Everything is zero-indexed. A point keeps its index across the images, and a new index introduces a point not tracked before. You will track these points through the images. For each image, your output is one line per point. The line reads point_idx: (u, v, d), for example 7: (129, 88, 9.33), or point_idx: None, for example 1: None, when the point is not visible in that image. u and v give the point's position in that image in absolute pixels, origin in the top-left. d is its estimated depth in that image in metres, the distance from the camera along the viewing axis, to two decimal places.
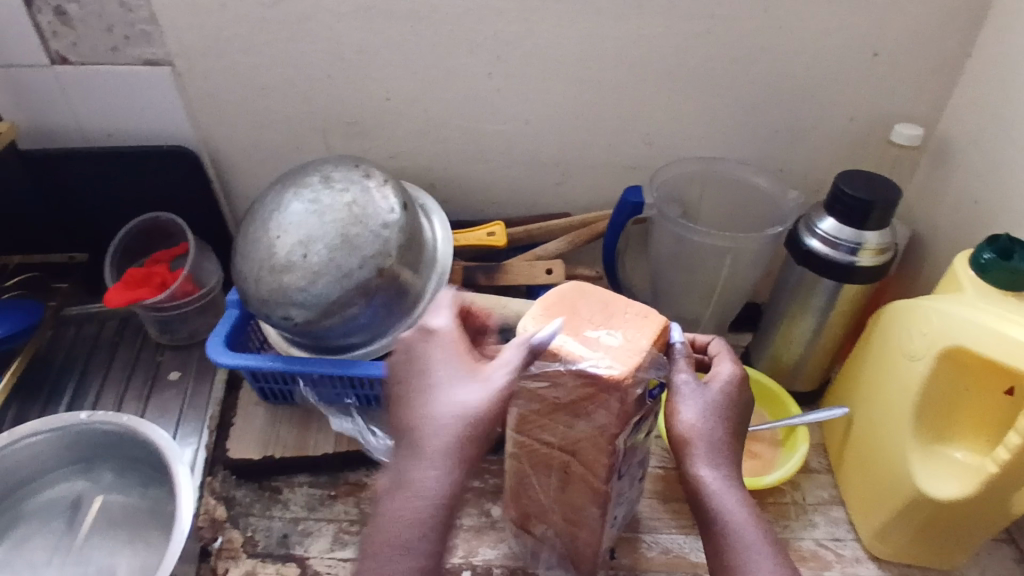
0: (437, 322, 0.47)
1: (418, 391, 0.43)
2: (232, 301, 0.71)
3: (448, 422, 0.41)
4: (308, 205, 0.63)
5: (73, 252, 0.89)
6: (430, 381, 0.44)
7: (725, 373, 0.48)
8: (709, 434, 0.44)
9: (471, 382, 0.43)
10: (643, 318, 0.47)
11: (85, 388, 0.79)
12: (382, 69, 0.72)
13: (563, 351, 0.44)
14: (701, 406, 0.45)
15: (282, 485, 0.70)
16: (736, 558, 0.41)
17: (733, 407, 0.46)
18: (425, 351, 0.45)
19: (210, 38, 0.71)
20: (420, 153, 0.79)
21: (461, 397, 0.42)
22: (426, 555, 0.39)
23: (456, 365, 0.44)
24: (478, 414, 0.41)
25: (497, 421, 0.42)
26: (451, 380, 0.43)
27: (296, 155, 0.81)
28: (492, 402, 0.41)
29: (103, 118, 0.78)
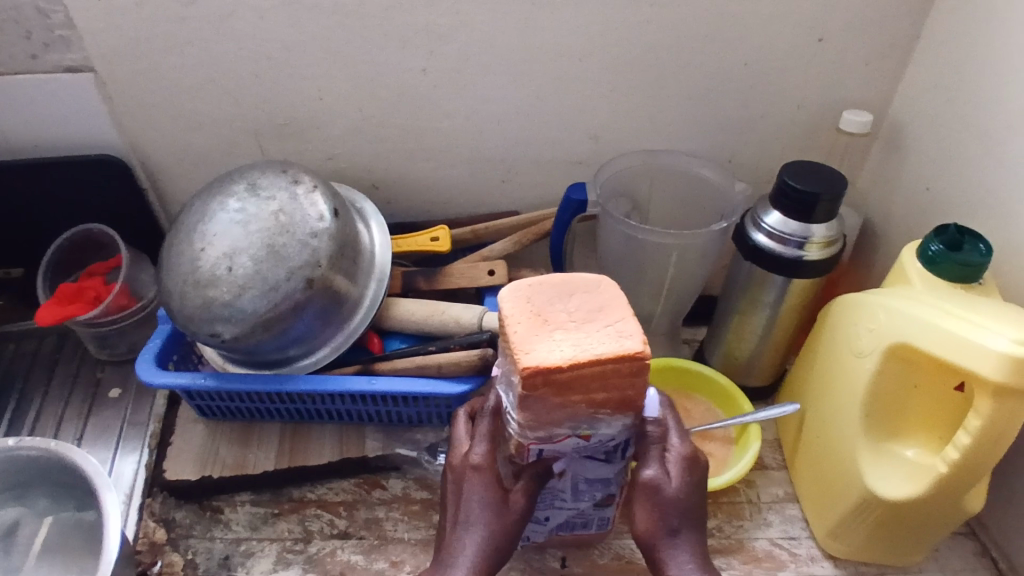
0: (478, 454, 0.50)
1: (458, 515, 0.50)
2: (163, 316, 0.69)
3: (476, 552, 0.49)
4: (233, 215, 0.61)
5: (9, 268, 0.85)
6: (466, 513, 0.50)
7: (675, 448, 0.50)
8: (669, 533, 0.49)
9: (496, 517, 0.49)
10: (616, 337, 0.41)
11: (23, 408, 0.77)
12: (312, 66, 0.69)
13: (509, 322, 0.43)
14: (659, 505, 0.49)
15: (223, 504, 0.68)
16: None
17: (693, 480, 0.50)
18: (468, 481, 0.50)
19: (130, 40, 0.67)
20: (358, 153, 0.76)
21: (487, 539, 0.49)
22: None
23: (488, 499, 0.49)
24: (496, 543, 0.49)
25: (505, 544, 0.49)
26: (482, 514, 0.49)
27: (230, 159, 0.78)
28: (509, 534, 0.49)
29: (27, 127, 0.75)
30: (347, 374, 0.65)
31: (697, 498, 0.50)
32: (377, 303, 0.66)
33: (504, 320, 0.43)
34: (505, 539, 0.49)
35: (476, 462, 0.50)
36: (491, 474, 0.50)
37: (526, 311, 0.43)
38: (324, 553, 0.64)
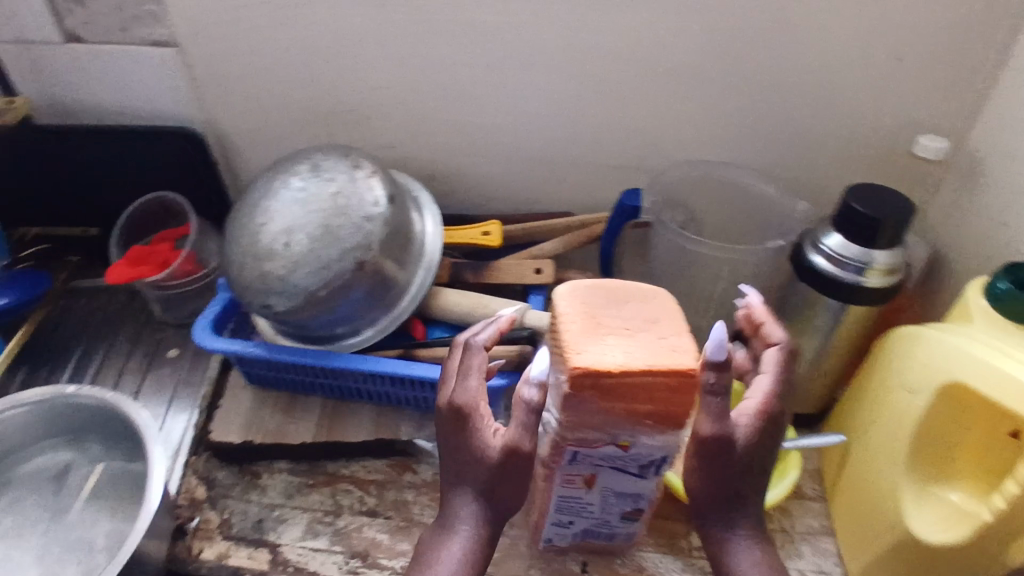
0: (469, 395, 0.45)
1: (455, 469, 0.46)
2: (222, 284, 0.72)
3: (473, 509, 0.45)
4: (294, 194, 0.63)
5: (86, 227, 0.91)
6: (466, 465, 0.45)
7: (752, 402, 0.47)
8: (724, 488, 0.47)
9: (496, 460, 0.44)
10: (668, 350, 0.44)
11: (87, 359, 0.81)
12: (381, 55, 0.71)
13: (564, 322, 0.47)
14: (720, 456, 0.45)
15: (263, 469, 0.71)
16: None
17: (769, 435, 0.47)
18: (457, 431, 0.46)
19: (213, 21, 0.71)
20: (418, 144, 0.78)
21: (482, 493, 0.45)
22: None
23: (487, 444, 0.44)
24: (498, 492, 0.45)
25: (511, 487, 0.45)
26: (484, 465, 0.44)
27: (297, 141, 0.80)
28: (513, 474, 0.44)
29: (115, 97, 0.80)
30: (389, 357, 0.67)
31: (768, 455, 0.47)
32: (423, 290, 0.67)
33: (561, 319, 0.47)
34: (506, 481, 0.45)
35: (465, 406, 0.45)
36: (483, 415, 0.45)
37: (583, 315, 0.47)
38: (351, 527, 0.66)
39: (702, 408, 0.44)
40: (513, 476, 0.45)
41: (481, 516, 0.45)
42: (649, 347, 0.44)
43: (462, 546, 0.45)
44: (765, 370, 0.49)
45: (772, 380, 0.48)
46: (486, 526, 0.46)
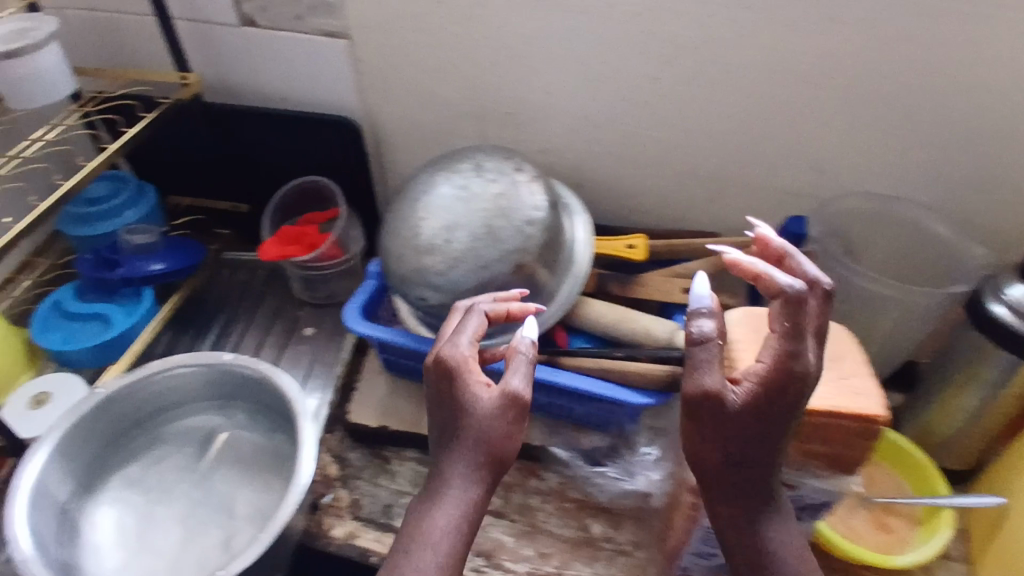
0: (462, 348, 0.50)
1: (445, 423, 0.48)
2: (372, 272, 0.75)
3: (463, 461, 0.47)
4: (457, 191, 0.64)
5: (237, 203, 0.95)
6: (453, 417, 0.48)
7: (757, 363, 0.44)
8: (741, 457, 0.45)
9: (486, 409, 0.47)
10: (850, 393, 0.50)
11: (230, 329, 0.86)
12: (548, 60, 0.72)
13: (740, 351, 0.51)
14: (724, 417, 0.44)
15: (392, 455, 0.72)
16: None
17: (790, 403, 0.43)
18: (444, 383, 0.49)
19: (389, 16, 0.73)
20: (571, 150, 0.78)
21: (475, 459, 0.47)
22: None
23: (477, 393, 0.47)
24: (487, 445, 0.47)
25: (501, 440, 0.47)
26: (473, 416, 0.47)
27: (450, 138, 0.82)
28: (503, 425, 0.47)
29: (280, 82, 0.83)
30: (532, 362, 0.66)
31: (783, 427, 0.44)
32: (570, 299, 0.66)
33: (736, 348, 0.52)
34: (495, 437, 0.47)
35: (455, 357, 0.49)
36: (471, 365, 0.49)
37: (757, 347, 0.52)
38: None
39: (699, 364, 0.44)
40: (502, 428, 0.47)
41: (471, 472, 0.47)
42: (829, 390, 0.50)
43: (456, 503, 0.46)
44: (773, 329, 0.44)
45: (779, 340, 0.43)
46: (477, 483, 0.47)
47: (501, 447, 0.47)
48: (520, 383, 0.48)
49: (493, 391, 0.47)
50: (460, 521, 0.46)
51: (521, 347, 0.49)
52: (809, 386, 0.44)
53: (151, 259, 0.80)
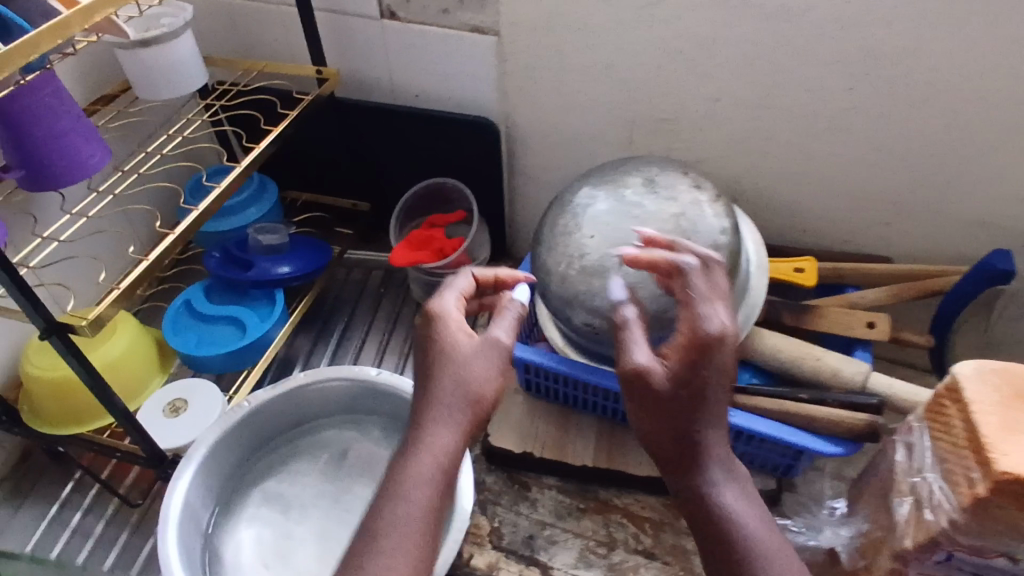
0: (444, 302, 0.49)
1: (429, 369, 0.46)
2: None
3: (451, 401, 0.44)
4: (630, 209, 0.59)
5: (357, 201, 0.92)
6: (440, 365, 0.45)
7: (716, 320, 0.43)
8: (687, 425, 0.43)
9: (474, 358, 0.46)
10: None
11: (351, 333, 0.84)
12: (720, 65, 0.65)
13: (979, 411, 0.43)
14: (666, 374, 0.43)
15: (531, 482, 0.69)
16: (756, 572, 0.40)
17: (723, 371, 0.43)
18: (424, 329, 0.48)
19: (546, 13, 0.68)
20: (730, 163, 0.73)
21: (458, 405, 0.45)
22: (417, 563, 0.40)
23: (450, 338, 0.46)
24: (472, 389, 0.45)
25: (479, 389, 0.45)
26: (456, 360, 0.45)
27: (592, 144, 0.77)
28: (490, 378, 0.45)
29: (416, 78, 0.78)
30: None
31: (717, 387, 0.43)
32: (744, 329, 0.61)
33: (970, 405, 0.44)
34: (465, 384, 0.45)
35: (443, 309, 0.48)
36: (451, 314, 0.48)
37: (1000, 408, 0.43)
38: (627, 566, 0.63)
39: (633, 345, 0.46)
40: (484, 376, 0.45)
41: (453, 420, 0.44)
42: None
43: (439, 446, 0.43)
44: (681, 296, 0.47)
45: (689, 300, 0.46)
46: (456, 430, 0.44)
47: (483, 395, 0.45)
48: (502, 335, 0.48)
49: (488, 342, 0.47)
50: (443, 468, 0.43)
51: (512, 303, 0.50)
52: (729, 346, 0.44)
53: (281, 263, 0.76)
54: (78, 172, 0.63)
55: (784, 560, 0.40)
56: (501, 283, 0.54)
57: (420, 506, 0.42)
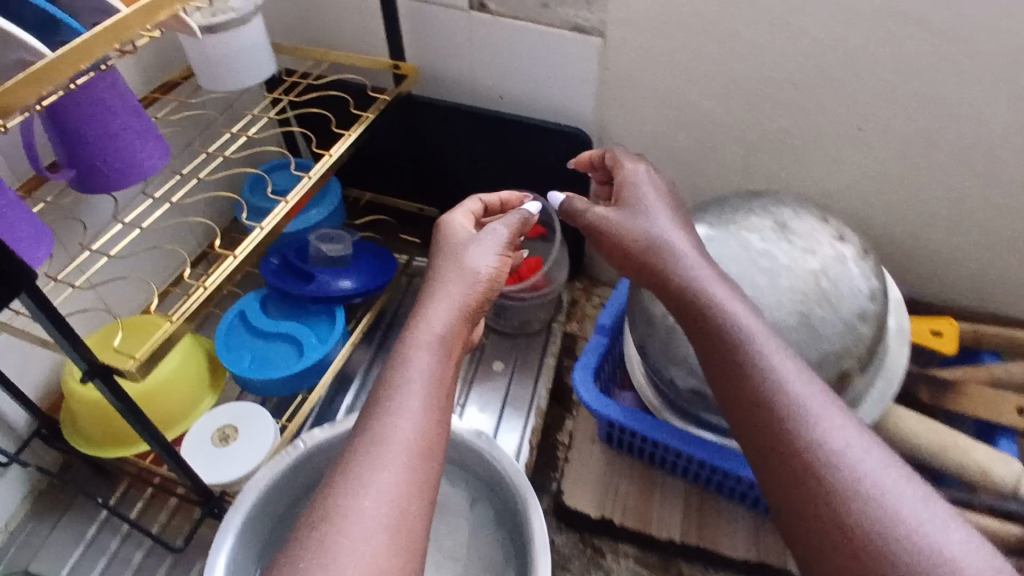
0: (451, 216, 0.52)
1: (440, 264, 0.47)
2: (601, 326, 0.62)
3: (457, 279, 0.45)
4: (760, 258, 0.50)
5: (424, 205, 0.84)
6: (447, 256, 0.47)
7: (631, 170, 0.49)
8: (673, 256, 0.43)
9: (477, 246, 0.47)
10: None
11: None
12: (870, 89, 0.57)
13: None
14: (633, 213, 0.45)
15: (605, 546, 0.61)
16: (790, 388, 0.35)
17: (662, 204, 0.46)
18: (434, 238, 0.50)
19: (664, 14, 0.58)
20: (861, 200, 0.64)
21: (461, 284, 0.45)
22: (424, 421, 0.38)
23: (457, 236, 0.49)
24: (478, 270, 0.46)
25: (488, 271, 0.46)
26: (462, 249, 0.47)
27: (697, 166, 0.68)
28: (495, 260, 0.47)
29: (501, 78, 0.70)
30: None
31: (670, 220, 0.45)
32: (880, 408, 0.52)
33: None
34: (474, 266, 0.46)
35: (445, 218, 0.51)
36: (457, 220, 0.51)
37: None
38: None
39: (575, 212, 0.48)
40: (492, 260, 0.47)
41: (459, 291, 0.44)
42: None
43: (443, 315, 0.43)
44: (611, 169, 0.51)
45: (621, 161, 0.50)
46: (461, 303, 0.44)
47: (481, 272, 0.45)
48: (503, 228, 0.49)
49: (488, 238, 0.48)
50: (448, 333, 0.43)
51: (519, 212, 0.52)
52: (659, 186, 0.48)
53: (343, 278, 0.70)
54: (133, 174, 0.56)
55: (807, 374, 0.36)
56: (507, 205, 0.57)
57: (428, 366, 0.40)
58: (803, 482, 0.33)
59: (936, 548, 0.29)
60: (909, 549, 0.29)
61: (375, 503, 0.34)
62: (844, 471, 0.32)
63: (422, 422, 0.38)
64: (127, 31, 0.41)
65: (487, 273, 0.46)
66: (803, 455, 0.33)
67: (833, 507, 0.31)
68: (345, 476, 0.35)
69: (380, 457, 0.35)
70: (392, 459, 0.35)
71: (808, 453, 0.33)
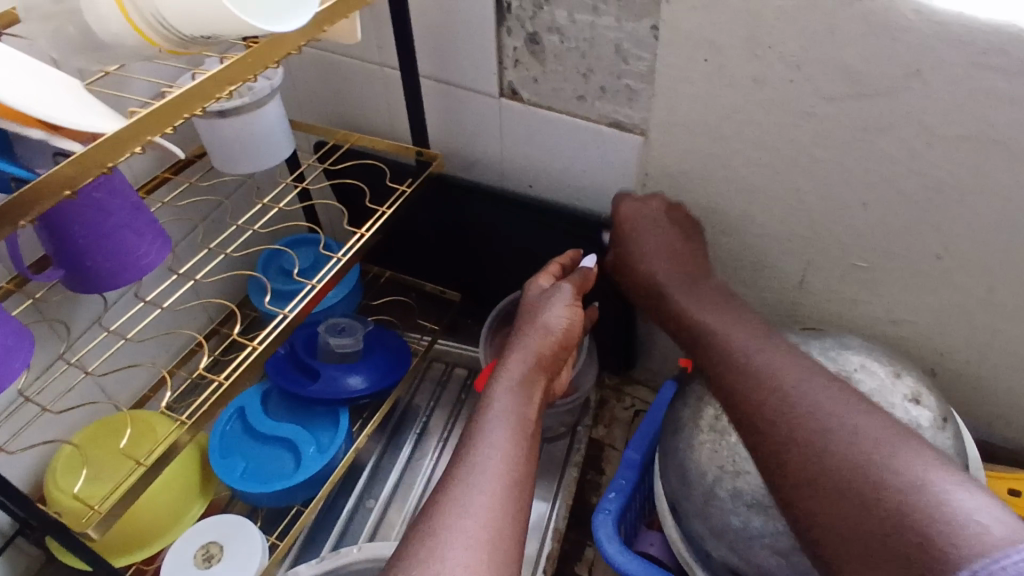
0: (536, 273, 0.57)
1: (525, 317, 0.53)
2: (629, 460, 0.56)
3: (538, 333, 0.51)
4: None
5: (446, 288, 0.81)
6: (529, 312, 0.53)
7: (650, 210, 0.57)
8: (693, 299, 0.54)
9: (554, 297, 0.53)
10: None
11: (421, 451, 0.71)
12: (955, 216, 0.48)
13: None
14: (659, 250, 0.56)
15: None
16: (801, 419, 0.40)
17: (669, 240, 0.56)
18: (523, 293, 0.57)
19: (715, 118, 0.52)
20: (939, 329, 0.56)
21: (540, 337, 0.51)
22: (509, 458, 0.44)
23: (535, 292, 0.56)
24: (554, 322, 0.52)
25: (563, 322, 0.52)
26: (538, 303, 0.53)
27: (754, 278, 0.61)
28: (569, 313, 0.52)
29: (532, 168, 0.64)
30: None
31: (676, 268, 0.56)
32: None
33: None
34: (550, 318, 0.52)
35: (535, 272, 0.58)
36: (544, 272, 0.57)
37: None
38: None
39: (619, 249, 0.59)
40: (567, 313, 0.52)
41: (538, 340, 0.51)
42: None
43: (522, 363, 0.49)
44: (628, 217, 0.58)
45: (637, 206, 0.57)
46: (537, 355, 0.50)
47: (554, 325, 0.52)
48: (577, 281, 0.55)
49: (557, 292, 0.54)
50: (526, 379, 0.49)
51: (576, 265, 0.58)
52: (670, 219, 0.57)
53: (352, 375, 0.64)
54: (125, 275, 0.51)
55: (808, 404, 0.40)
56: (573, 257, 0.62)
57: (509, 409, 0.47)
58: (845, 480, 0.36)
59: (973, 520, 0.32)
60: (948, 524, 0.32)
61: (469, 523, 0.40)
62: (860, 456, 0.36)
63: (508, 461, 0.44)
64: (128, 146, 0.35)
65: (562, 325, 0.52)
66: (838, 450, 0.37)
67: (877, 504, 0.35)
68: (445, 504, 0.41)
69: (477, 488, 0.42)
70: (484, 486, 0.42)
71: (846, 456, 0.37)
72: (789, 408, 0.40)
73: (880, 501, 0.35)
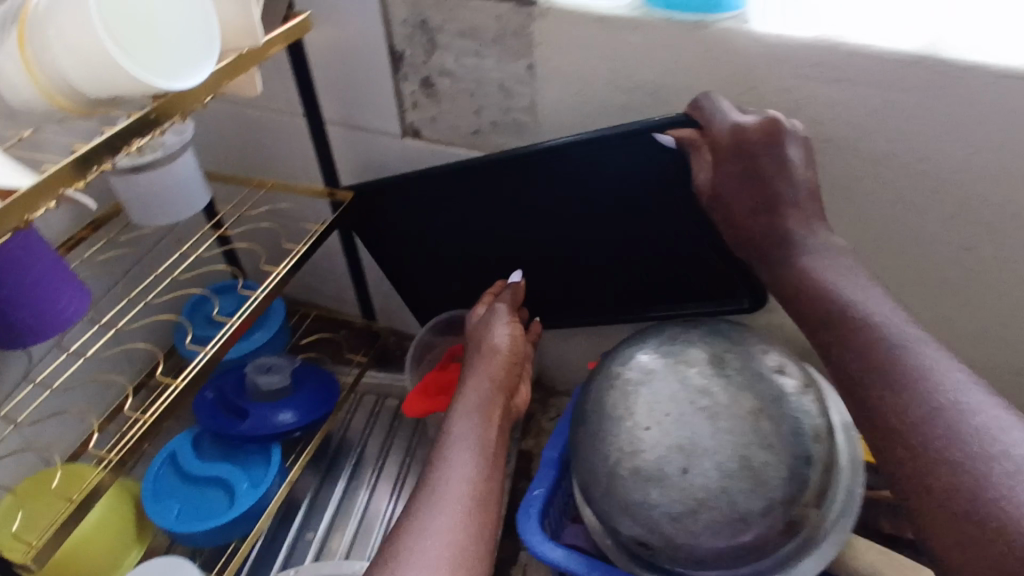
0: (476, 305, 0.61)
1: (471, 347, 0.55)
2: (548, 459, 0.60)
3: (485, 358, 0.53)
4: (696, 401, 0.48)
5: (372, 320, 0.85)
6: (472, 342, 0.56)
7: (746, 120, 0.45)
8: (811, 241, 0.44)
9: (493, 324, 0.56)
10: None
11: (357, 481, 0.73)
12: None
13: None
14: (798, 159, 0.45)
15: None
16: (908, 377, 0.37)
17: (770, 155, 0.45)
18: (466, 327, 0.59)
19: None
20: None
21: (488, 361, 0.53)
22: (471, 475, 0.44)
23: (474, 323, 0.58)
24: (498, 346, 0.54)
25: (506, 344, 0.54)
26: (482, 332, 0.56)
27: None
28: (511, 335, 0.55)
29: None
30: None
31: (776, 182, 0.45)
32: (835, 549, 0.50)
33: None
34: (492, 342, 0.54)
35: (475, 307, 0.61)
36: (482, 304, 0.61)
37: None
38: None
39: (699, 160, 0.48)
40: (507, 336, 0.55)
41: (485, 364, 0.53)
42: None
43: (475, 387, 0.51)
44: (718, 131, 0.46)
45: (743, 115, 0.46)
46: (489, 377, 0.52)
47: (499, 348, 0.54)
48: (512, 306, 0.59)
49: (496, 317, 0.57)
50: (483, 400, 0.50)
51: (510, 285, 0.62)
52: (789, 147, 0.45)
53: (281, 410, 0.66)
54: (48, 322, 0.52)
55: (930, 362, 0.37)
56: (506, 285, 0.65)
57: (469, 430, 0.47)
58: (918, 443, 0.35)
59: None
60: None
61: (432, 545, 0.39)
62: (969, 439, 0.33)
63: (470, 479, 0.43)
64: (40, 202, 0.38)
65: (505, 347, 0.54)
66: (917, 405, 0.36)
67: (947, 464, 0.33)
68: (410, 529, 0.41)
69: (440, 508, 0.41)
70: (447, 505, 0.41)
71: (932, 421, 0.35)
72: (889, 360, 0.38)
73: (953, 468, 0.33)
